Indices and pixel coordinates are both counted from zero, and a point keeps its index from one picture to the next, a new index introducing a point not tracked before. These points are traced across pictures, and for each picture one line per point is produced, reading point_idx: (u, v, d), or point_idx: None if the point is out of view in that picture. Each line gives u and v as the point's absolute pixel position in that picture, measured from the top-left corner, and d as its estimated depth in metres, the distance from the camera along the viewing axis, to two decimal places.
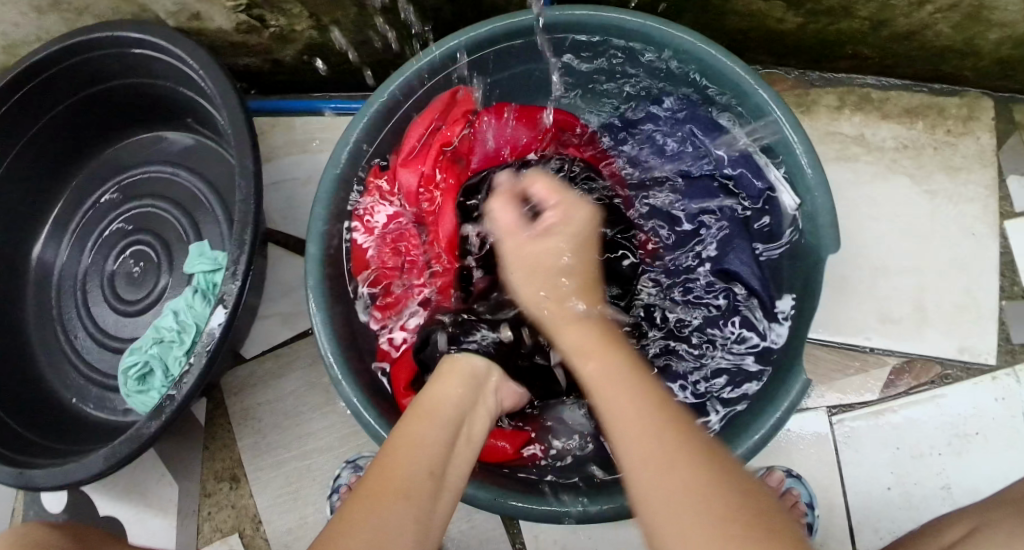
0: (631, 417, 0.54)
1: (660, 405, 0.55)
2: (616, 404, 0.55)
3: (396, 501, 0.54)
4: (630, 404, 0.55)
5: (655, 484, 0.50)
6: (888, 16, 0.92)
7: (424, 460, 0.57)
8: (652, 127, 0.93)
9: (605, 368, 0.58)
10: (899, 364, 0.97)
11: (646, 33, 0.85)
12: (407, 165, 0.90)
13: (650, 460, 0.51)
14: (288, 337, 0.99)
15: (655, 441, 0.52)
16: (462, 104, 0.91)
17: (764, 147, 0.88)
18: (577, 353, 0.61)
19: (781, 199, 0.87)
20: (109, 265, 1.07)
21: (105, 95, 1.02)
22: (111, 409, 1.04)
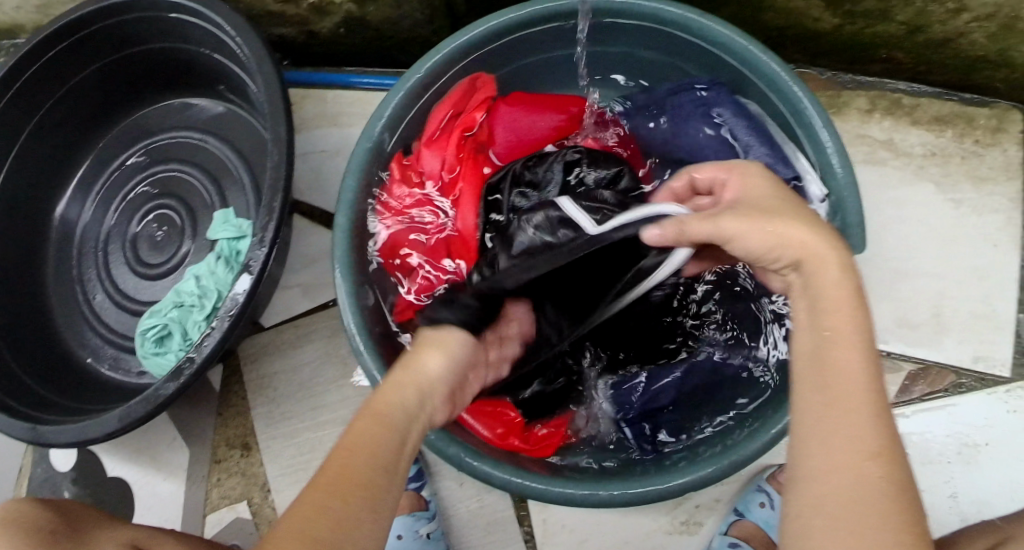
0: (851, 392, 0.51)
1: (879, 397, 0.51)
2: (844, 376, 0.51)
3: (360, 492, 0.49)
4: (849, 380, 0.51)
5: (848, 460, 0.48)
6: (925, 22, 0.92)
7: (382, 441, 0.53)
8: (679, 110, 0.93)
9: (840, 342, 0.53)
10: (915, 370, 0.97)
11: (686, 25, 0.85)
12: (431, 150, 0.91)
13: (860, 446, 0.48)
14: (307, 308, 0.99)
15: (868, 430, 0.49)
16: (482, 91, 0.92)
17: (794, 138, 0.88)
18: (821, 315, 0.54)
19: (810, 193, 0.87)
20: (131, 228, 1.07)
21: (136, 58, 1.02)
22: (125, 371, 1.04)
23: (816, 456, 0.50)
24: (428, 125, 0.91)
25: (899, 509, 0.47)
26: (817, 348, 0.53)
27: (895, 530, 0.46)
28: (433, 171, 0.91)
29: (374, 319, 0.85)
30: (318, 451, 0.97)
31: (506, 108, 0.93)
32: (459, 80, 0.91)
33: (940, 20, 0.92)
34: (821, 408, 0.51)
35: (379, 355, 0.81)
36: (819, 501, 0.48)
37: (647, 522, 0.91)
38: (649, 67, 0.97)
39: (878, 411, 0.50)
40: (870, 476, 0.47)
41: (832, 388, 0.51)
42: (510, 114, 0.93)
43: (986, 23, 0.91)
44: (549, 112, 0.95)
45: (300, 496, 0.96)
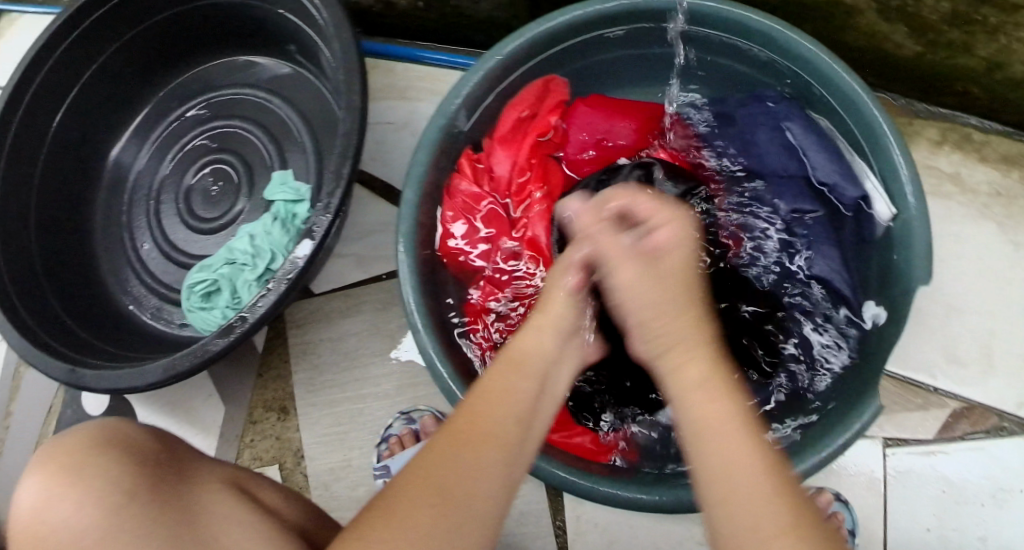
0: (718, 421, 0.49)
1: (731, 396, 0.50)
2: (718, 405, 0.49)
3: (488, 447, 0.51)
4: (688, 365, 0.52)
5: (748, 472, 0.46)
6: (1007, 60, 0.92)
7: (512, 408, 0.54)
8: (749, 121, 0.92)
9: (684, 365, 0.52)
10: (958, 408, 0.97)
11: (770, 35, 0.84)
12: (503, 150, 0.91)
13: (713, 420, 0.49)
14: (358, 279, 0.98)
15: (717, 403, 0.50)
16: (555, 93, 0.92)
17: (863, 157, 0.87)
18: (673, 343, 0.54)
19: (874, 209, 0.86)
20: (187, 179, 1.06)
21: (208, 11, 1.03)
22: (167, 322, 1.03)
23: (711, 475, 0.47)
24: (500, 124, 0.91)
25: (751, 477, 0.46)
26: (666, 370, 0.53)
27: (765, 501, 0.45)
28: (502, 174, 0.91)
29: (432, 298, 0.84)
30: (355, 423, 0.96)
31: (583, 111, 0.92)
32: (534, 82, 0.91)
33: (1022, 59, 0.91)
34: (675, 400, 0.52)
35: (433, 333, 0.80)
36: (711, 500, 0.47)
37: (680, 530, 0.90)
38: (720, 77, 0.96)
39: (747, 433, 0.48)
40: (751, 475, 0.46)
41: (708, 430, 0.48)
42: (583, 117, 0.92)
43: None
44: (622, 119, 0.93)
45: (332, 466, 0.96)
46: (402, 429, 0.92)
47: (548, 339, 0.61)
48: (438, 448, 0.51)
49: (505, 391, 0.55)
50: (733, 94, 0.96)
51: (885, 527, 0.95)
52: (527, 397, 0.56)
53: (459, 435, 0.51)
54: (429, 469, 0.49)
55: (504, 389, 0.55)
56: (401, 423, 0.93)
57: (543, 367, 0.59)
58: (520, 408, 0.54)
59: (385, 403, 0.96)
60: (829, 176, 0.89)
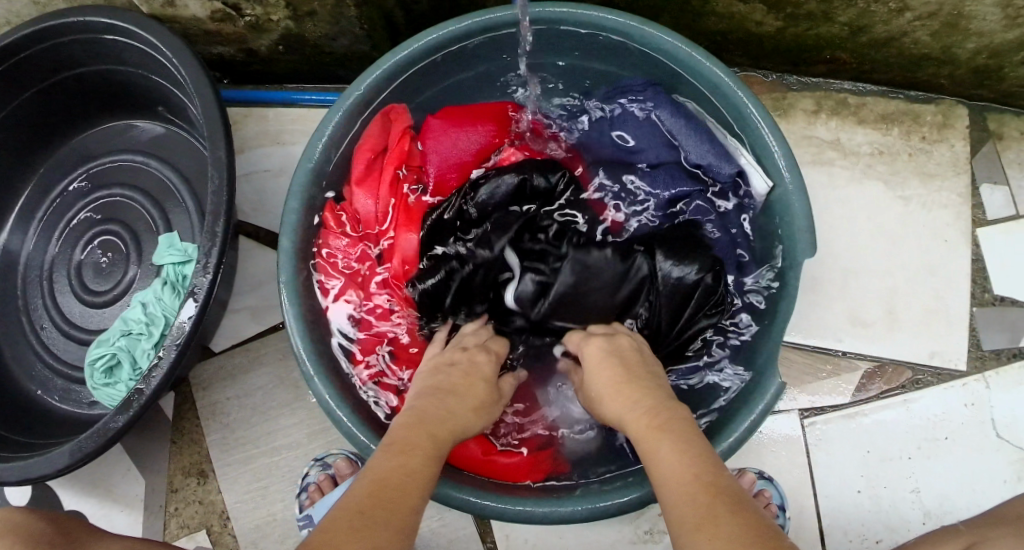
0: (675, 466, 0.54)
1: (701, 474, 0.53)
2: (675, 456, 0.55)
3: (399, 511, 0.51)
4: (672, 455, 0.55)
5: (684, 502, 0.51)
6: (868, 23, 0.93)
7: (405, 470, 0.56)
8: (617, 115, 0.92)
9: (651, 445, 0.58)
10: (871, 368, 0.98)
11: (629, 32, 0.83)
12: (362, 193, 0.88)
13: (695, 500, 0.51)
14: (257, 331, 0.97)
15: (673, 451, 0.56)
16: (399, 122, 0.89)
17: (733, 132, 0.88)
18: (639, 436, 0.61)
19: (752, 184, 0.86)
20: (76, 255, 1.04)
21: (73, 82, 0.99)
22: (75, 401, 1.01)
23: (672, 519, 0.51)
24: (353, 168, 0.88)
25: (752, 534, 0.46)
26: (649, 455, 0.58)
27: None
28: (368, 214, 0.88)
29: (324, 344, 0.82)
30: (276, 476, 0.95)
31: (434, 131, 0.89)
32: (373, 119, 0.88)
33: (881, 20, 0.92)
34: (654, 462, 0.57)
35: (329, 378, 0.78)
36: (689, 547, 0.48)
37: (611, 532, 0.90)
38: (582, 75, 0.95)
39: (699, 463, 0.54)
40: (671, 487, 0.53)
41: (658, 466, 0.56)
42: (437, 135, 0.89)
43: (927, 21, 0.91)
44: (476, 127, 0.89)
45: (258, 523, 0.94)
46: (320, 475, 0.92)
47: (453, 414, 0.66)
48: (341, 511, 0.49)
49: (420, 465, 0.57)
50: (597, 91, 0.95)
51: (816, 497, 0.94)
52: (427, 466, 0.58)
53: (386, 505, 0.51)
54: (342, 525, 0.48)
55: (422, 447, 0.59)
56: (317, 469, 0.93)
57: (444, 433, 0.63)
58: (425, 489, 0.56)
59: (302, 452, 0.95)
60: (703, 158, 0.88)
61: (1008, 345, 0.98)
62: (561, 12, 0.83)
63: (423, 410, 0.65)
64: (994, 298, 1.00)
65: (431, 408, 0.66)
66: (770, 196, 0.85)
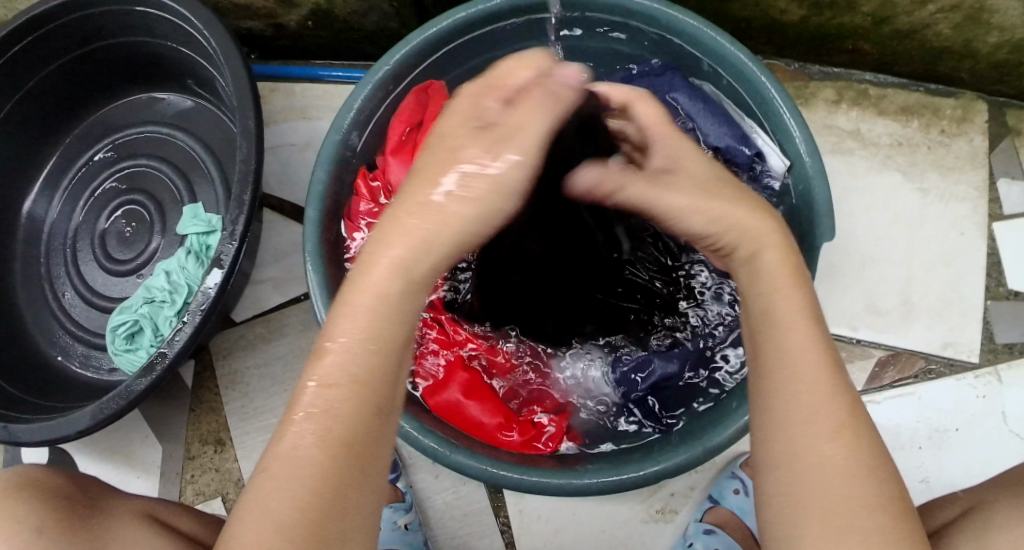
0: (801, 356, 0.48)
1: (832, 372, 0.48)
2: (798, 337, 0.49)
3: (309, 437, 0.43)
4: (796, 340, 0.49)
5: (824, 415, 0.46)
6: (890, 14, 0.94)
7: (345, 381, 0.44)
8: None
9: (785, 311, 0.50)
10: (884, 356, 0.98)
11: (654, 15, 0.84)
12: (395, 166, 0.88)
13: (817, 415, 0.46)
14: (278, 303, 0.99)
15: (799, 332, 0.49)
16: (435, 99, 0.89)
17: (752, 116, 0.88)
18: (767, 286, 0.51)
19: (770, 165, 0.87)
20: (100, 224, 1.06)
21: (102, 53, 1.00)
22: (96, 368, 1.03)
23: (772, 403, 0.48)
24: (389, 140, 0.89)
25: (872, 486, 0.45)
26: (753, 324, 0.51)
27: (875, 504, 0.44)
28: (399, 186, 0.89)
29: None
30: None
31: None
32: (406, 95, 0.89)
33: (904, 11, 0.93)
34: (765, 337, 0.50)
35: None
36: (786, 470, 0.46)
37: (623, 510, 0.91)
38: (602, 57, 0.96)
39: (823, 365, 0.48)
40: (807, 404, 0.47)
41: (777, 311, 0.50)
42: None
43: (949, 14, 0.92)
44: None
45: None
46: None
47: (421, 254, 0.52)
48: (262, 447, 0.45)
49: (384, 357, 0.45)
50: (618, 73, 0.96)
51: None
52: (373, 370, 0.45)
53: (318, 427, 0.43)
54: (276, 466, 0.43)
55: (364, 304, 0.45)
56: None
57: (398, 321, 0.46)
58: (356, 360, 0.44)
59: None
60: (720, 140, 0.89)
61: (1020, 338, 0.99)
62: None
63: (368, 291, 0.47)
64: (1008, 291, 1.00)
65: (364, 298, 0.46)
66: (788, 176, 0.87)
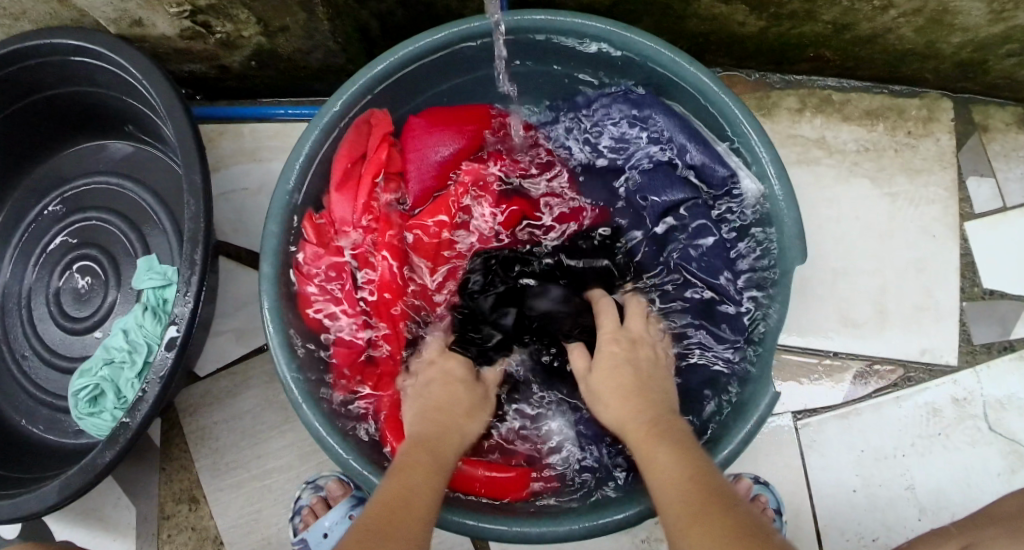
0: (673, 471, 0.56)
1: (698, 472, 0.56)
2: (665, 465, 0.57)
3: (405, 525, 0.54)
4: (673, 465, 0.57)
5: (686, 491, 0.54)
6: (851, 21, 0.92)
7: (422, 498, 0.58)
8: (604, 115, 0.89)
9: (659, 456, 0.59)
10: (861, 370, 0.97)
11: (610, 40, 0.81)
12: (342, 198, 0.85)
13: (692, 502, 0.53)
14: (242, 353, 0.96)
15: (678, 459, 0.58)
16: (379, 127, 0.86)
17: (721, 137, 0.86)
18: (635, 444, 0.63)
19: (743, 187, 0.85)
20: (54, 281, 1.02)
21: (42, 104, 0.96)
22: (62, 430, 1.00)
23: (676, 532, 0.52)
24: (334, 168, 0.85)
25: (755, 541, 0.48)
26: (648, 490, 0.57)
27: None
28: (348, 221, 0.85)
29: (312, 371, 0.80)
30: (269, 499, 0.94)
31: (413, 137, 0.87)
32: (354, 124, 0.85)
33: (865, 17, 0.91)
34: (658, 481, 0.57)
35: (319, 407, 0.76)
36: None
37: (606, 544, 0.89)
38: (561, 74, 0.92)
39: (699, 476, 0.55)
40: (722, 535, 0.48)
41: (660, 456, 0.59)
42: (416, 136, 0.87)
43: (912, 18, 0.91)
44: (453, 135, 0.88)
45: (254, 547, 0.93)
46: (312, 498, 0.91)
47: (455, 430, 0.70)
48: (365, 515, 0.54)
49: (419, 458, 0.63)
50: (584, 92, 0.93)
51: (811, 498, 0.94)
52: (432, 489, 0.60)
53: (385, 514, 0.54)
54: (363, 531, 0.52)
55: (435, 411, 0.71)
56: (310, 492, 0.91)
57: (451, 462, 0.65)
58: (431, 498, 0.58)
59: (293, 474, 0.94)
60: (694, 160, 0.86)
61: (999, 338, 0.98)
62: (543, 18, 0.81)
63: (426, 433, 0.67)
64: (983, 292, 1.00)
65: (418, 443, 0.66)
66: (762, 200, 0.83)
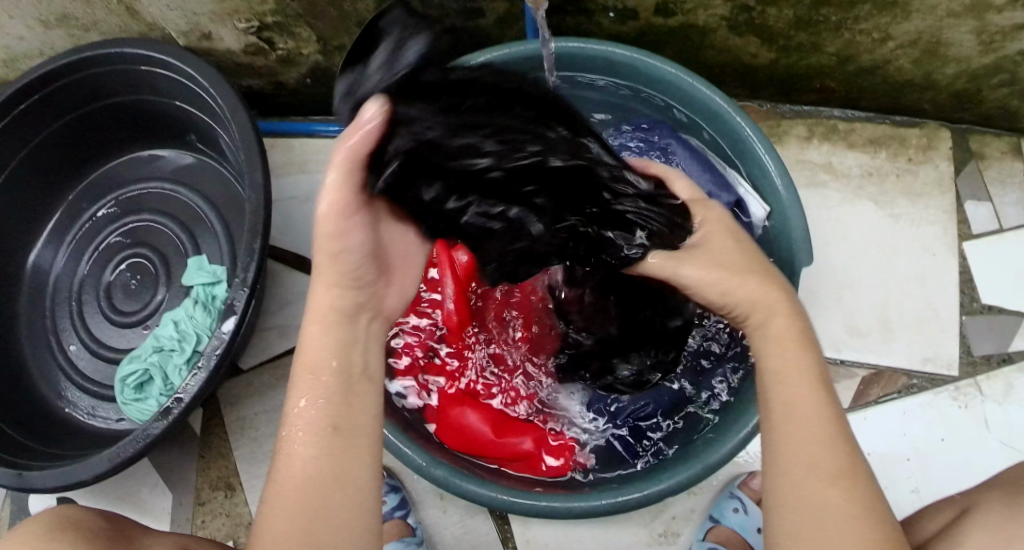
0: (812, 419, 0.57)
1: (836, 434, 0.57)
2: (805, 411, 0.57)
3: (327, 483, 0.54)
4: (810, 413, 0.57)
5: (825, 450, 0.56)
6: (854, 52, 1.00)
7: (329, 415, 0.56)
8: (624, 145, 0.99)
9: (797, 400, 0.58)
10: (867, 376, 1.03)
11: (635, 66, 0.89)
12: None
13: (820, 468, 0.55)
14: (283, 349, 1.02)
15: (817, 404, 0.58)
16: None
17: (731, 162, 0.94)
18: (772, 355, 0.61)
19: (750, 210, 0.93)
20: (105, 277, 1.09)
21: (107, 111, 1.04)
22: (104, 418, 1.05)
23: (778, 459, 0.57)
24: None
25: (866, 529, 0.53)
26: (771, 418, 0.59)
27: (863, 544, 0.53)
28: None
29: None
30: None
31: None
32: None
33: (867, 49, 0.99)
34: (783, 427, 0.57)
35: None
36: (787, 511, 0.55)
37: (625, 536, 0.94)
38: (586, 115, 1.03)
39: (836, 439, 0.56)
40: (837, 507, 0.54)
41: (793, 396, 0.58)
42: None
43: (909, 50, 0.99)
44: None
45: None
46: None
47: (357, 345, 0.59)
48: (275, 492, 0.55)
49: (326, 378, 0.57)
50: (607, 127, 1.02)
51: None
52: (336, 396, 0.57)
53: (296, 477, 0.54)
54: (284, 493, 0.54)
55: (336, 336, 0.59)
56: None
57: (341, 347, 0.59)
58: (332, 413, 0.56)
59: None
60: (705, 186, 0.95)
61: (997, 350, 1.04)
62: (576, 46, 0.88)
63: (314, 345, 0.58)
64: (982, 307, 1.06)
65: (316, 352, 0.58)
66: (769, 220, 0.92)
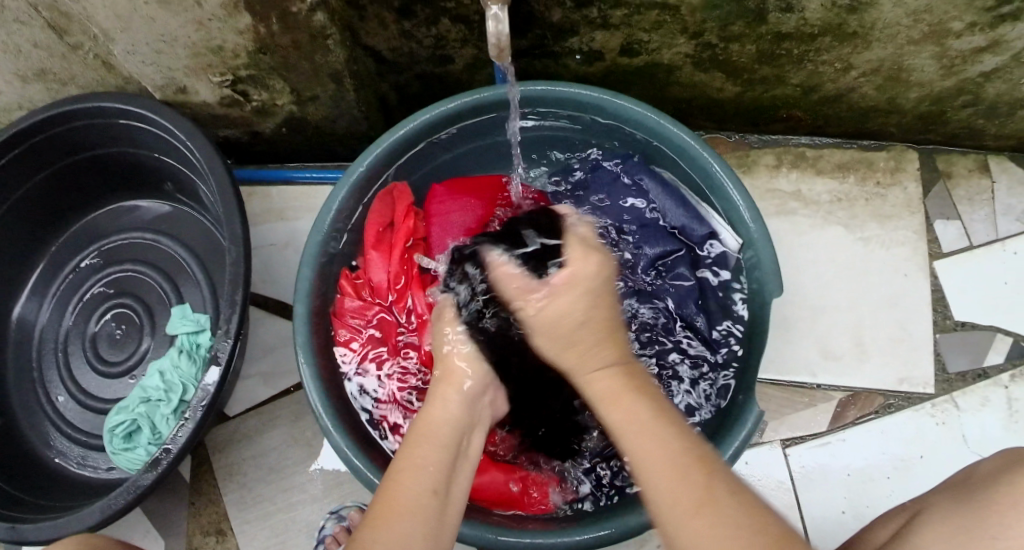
0: (656, 446, 0.56)
1: (689, 452, 0.55)
2: (651, 443, 0.56)
3: (406, 518, 0.57)
4: (654, 441, 0.56)
5: (674, 470, 0.54)
6: (818, 82, 1.02)
7: (427, 478, 0.59)
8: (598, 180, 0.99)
9: (635, 432, 0.57)
10: (845, 397, 1.05)
11: (602, 105, 0.91)
12: (375, 264, 0.94)
13: (680, 499, 0.53)
14: (269, 395, 1.03)
15: (660, 436, 0.56)
16: (401, 198, 0.95)
17: (702, 195, 0.96)
18: (602, 402, 0.60)
19: (724, 242, 0.94)
20: (90, 327, 1.10)
21: (86, 163, 1.05)
22: (94, 468, 1.06)
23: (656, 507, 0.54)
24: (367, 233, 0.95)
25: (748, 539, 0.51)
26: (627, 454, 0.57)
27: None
28: (381, 281, 0.94)
29: (341, 405, 0.87)
30: (293, 531, 1.00)
31: (434, 204, 0.96)
32: (376, 197, 0.95)
33: (830, 79, 1.01)
34: (639, 464, 0.56)
35: (348, 434, 0.83)
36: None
37: None
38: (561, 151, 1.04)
39: (689, 461, 0.55)
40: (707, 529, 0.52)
41: (622, 425, 0.58)
42: (437, 201, 0.96)
43: (872, 77, 1.01)
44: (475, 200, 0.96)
45: None
46: (335, 527, 0.96)
47: (452, 409, 0.65)
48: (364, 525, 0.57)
49: (431, 455, 0.61)
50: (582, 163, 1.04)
51: (804, 520, 0.99)
52: (441, 466, 0.61)
53: (383, 511, 0.57)
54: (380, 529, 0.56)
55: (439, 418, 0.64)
56: (333, 522, 0.97)
57: (455, 434, 0.64)
58: (436, 478, 0.60)
59: (316, 506, 1.00)
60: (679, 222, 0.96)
61: (970, 366, 1.06)
62: (544, 88, 0.90)
63: (430, 418, 0.64)
64: (955, 324, 1.08)
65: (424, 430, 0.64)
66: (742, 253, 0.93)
